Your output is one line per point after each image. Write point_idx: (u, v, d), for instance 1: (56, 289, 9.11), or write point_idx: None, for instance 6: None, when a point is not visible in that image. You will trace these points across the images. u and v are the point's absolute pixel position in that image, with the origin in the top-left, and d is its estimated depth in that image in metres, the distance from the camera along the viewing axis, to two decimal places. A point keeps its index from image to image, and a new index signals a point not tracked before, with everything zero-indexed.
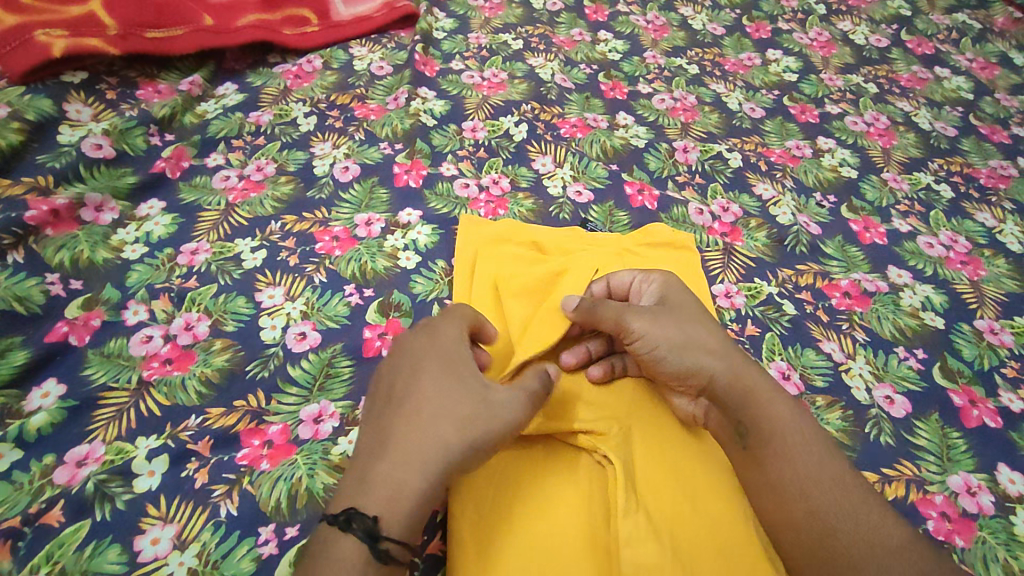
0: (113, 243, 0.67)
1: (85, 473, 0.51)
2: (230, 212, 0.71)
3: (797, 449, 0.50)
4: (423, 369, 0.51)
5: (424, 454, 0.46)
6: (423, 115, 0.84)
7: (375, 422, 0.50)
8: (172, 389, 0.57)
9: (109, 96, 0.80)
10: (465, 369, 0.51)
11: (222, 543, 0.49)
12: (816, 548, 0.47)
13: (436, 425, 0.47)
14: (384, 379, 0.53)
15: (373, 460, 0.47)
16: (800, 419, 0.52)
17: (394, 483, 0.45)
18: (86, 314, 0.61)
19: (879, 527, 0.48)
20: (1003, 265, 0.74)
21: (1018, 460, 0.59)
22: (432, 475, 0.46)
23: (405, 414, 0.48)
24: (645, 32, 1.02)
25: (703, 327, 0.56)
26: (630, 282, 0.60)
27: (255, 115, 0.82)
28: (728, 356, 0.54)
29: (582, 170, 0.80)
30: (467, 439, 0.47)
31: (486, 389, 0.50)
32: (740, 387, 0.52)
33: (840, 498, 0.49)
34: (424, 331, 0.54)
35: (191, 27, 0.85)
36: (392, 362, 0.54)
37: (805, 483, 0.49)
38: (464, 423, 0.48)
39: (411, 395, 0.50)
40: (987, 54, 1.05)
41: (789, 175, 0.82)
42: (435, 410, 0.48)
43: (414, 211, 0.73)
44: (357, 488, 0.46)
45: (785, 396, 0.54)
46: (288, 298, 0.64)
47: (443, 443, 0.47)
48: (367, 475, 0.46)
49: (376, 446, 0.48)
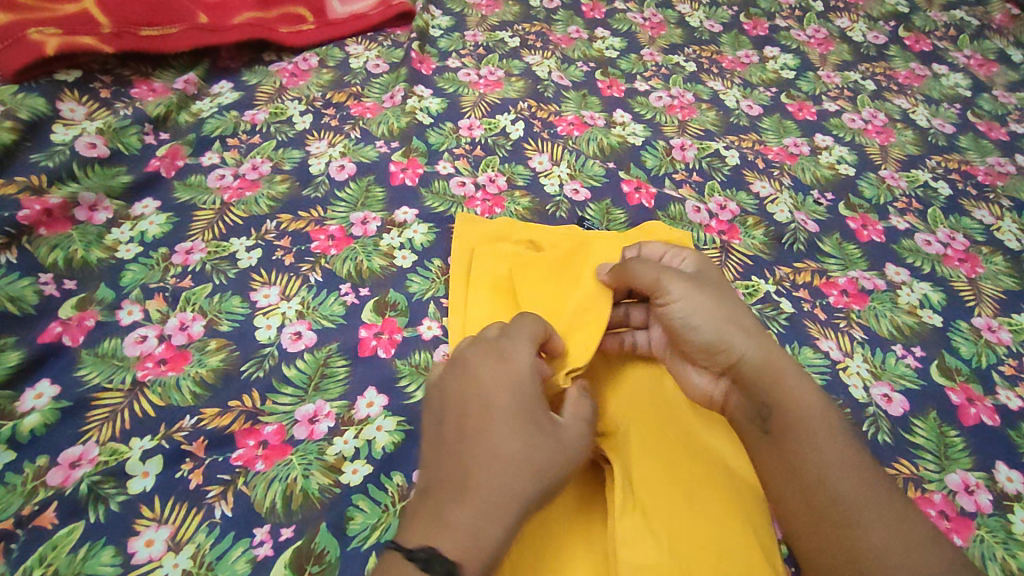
0: (107, 242, 0.66)
1: (78, 474, 0.51)
2: (225, 212, 0.71)
3: (820, 436, 0.49)
4: (497, 401, 0.49)
5: (506, 498, 0.45)
6: (420, 113, 0.84)
7: (444, 455, 0.47)
8: (167, 390, 0.56)
9: (103, 94, 0.79)
10: (540, 408, 0.49)
11: (217, 544, 0.49)
12: (835, 541, 0.46)
13: (515, 466, 0.46)
14: (449, 407, 0.50)
15: (451, 499, 0.45)
16: (824, 408, 0.51)
17: (476, 527, 0.43)
18: (80, 313, 0.60)
19: (901, 520, 0.46)
20: (1001, 263, 0.74)
21: (1016, 458, 0.58)
22: (513, 519, 0.45)
23: (482, 449, 0.46)
24: (642, 29, 1.02)
25: (738, 308, 0.56)
26: (665, 253, 0.62)
27: (250, 113, 0.82)
28: (761, 338, 0.54)
29: (579, 167, 0.80)
30: (546, 484, 0.46)
31: (561, 431, 0.49)
32: (768, 368, 0.52)
33: (861, 488, 0.47)
34: (494, 356, 0.51)
35: (186, 25, 0.85)
36: (456, 388, 0.51)
37: (826, 469, 0.48)
38: (544, 468, 0.47)
39: (487, 430, 0.47)
40: (985, 51, 1.05)
41: (786, 173, 0.81)
42: (517, 452, 0.46)
43: (410, 210, 0.73)
44: (435, 528, 0.43)
45: (813, 384, 0.53)
46: (284, 298, 0.64)
47: (525, 487, 0.45)
48: (445, 514, 0.44)
49: (451, 483, 0.45)
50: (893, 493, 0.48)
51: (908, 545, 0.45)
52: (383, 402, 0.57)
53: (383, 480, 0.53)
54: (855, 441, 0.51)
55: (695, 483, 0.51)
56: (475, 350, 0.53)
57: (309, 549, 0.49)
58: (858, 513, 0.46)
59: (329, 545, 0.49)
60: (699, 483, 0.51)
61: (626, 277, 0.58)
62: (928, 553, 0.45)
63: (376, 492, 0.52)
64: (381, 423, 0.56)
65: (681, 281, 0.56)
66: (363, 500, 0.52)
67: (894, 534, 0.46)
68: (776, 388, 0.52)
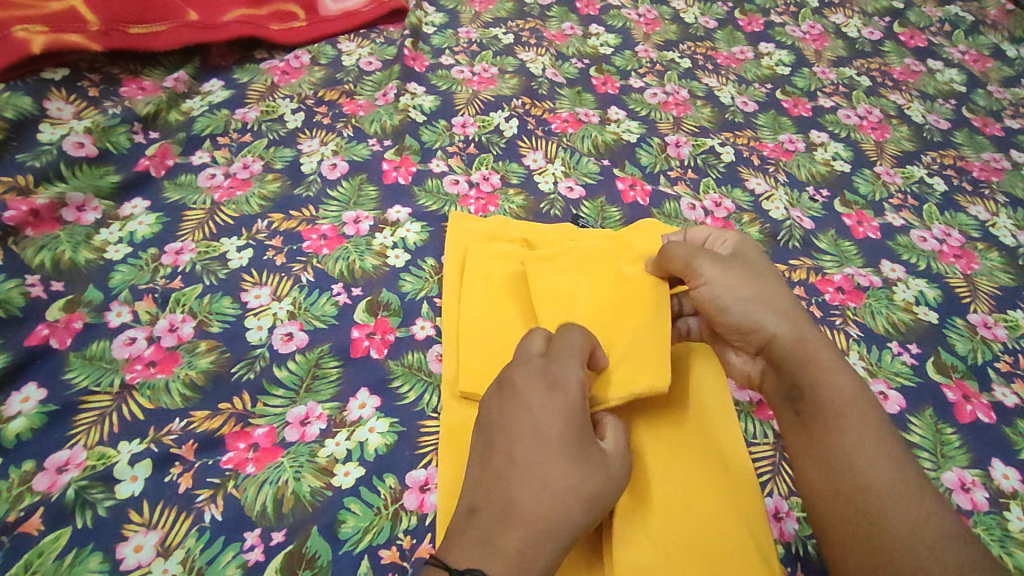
0: (95, 243, 0.65)
1: (65, 479, 0.50)
2: (215, 212, 0.70)
3: (852, 420, 0.49)
4: (547, 423, 0.47)
5: (557, 526, 0.43)
6: (412, 110, 0.83)
7: (492, 478, 0.45)
8: (156, 393, 0.56)
9: (91, 93, 0.78)
10: (589, 434, 0.48)
11: (207, 549, 0.48)
12: (861, 530, 0.45)
13: (566, 495, 0.44)
14: (499, 429, 0.48)
15: (500, 523, 0.43)
16: (860, 394, 0.51)
17: (527, 556, 0.42)
18: (68, 315, 0.59)
19: (931, 515, 0.45)
20: (996, 259, 0.74)
21: (1012, 455, 0.58)
22: (561, 548, 0.44)
23: (532, 475, 0.45)
24: (636, 26, 1.01)
25: (772, 289, 0.57)
26: (709, 235, 0.62)
27: (241, 112, 0.81)
28: (798, 319, 0.55)
29: (573, 165, 0.79)
30: (594, 514, 0.45)
31: (608, 461, 0.48)
32: (801, 349, 0.53)
33: (892, 476, 0.46)
34: (547, 376, 0.49)
35: (176, 23, 0.84)
36: (506, 407, 0.48)
37: (853, 455, 0.48)
38: (593, 498, 0.45)
39: (540, 455, 0.45)
40: (980, 47, 1.04)
41: (781, 170, 0.81)
42: (570, 481, 0.45)
43: (403, 209, 0.72)
44: (484, 553, 0.42)
45: (850, 368, 0.53)
46: (275, 298, 0.63)
47: (575, 517, 0.44)
48: (495, 539, 0.42)
49: (502, 508, 0.44)
50: (927, 485, 0.47)
51: (940, 537, 0.44)
52: (375, 403, 0.57)
53: (375, 482, 0.52)
54: (889, 429, 0.49)
55: (694, 485, 0.52)
56: (524, 367, 0.50)
57: (300, 553, 0.48)
58: (885, 501, 0.45)
59: (321, 549, 0.49)
60: (703, 486, 0.52)
61: (662, 260, 0.59)
62: (962, 546, 0.43)
63: (368, 494, 0.52)
64: (373, 424, 0.55)
65: (714, 263, 0.56)
66: (355, 503, 0.51)
67: (924, 524, 0.44)
68: (809, 369, 0.52)
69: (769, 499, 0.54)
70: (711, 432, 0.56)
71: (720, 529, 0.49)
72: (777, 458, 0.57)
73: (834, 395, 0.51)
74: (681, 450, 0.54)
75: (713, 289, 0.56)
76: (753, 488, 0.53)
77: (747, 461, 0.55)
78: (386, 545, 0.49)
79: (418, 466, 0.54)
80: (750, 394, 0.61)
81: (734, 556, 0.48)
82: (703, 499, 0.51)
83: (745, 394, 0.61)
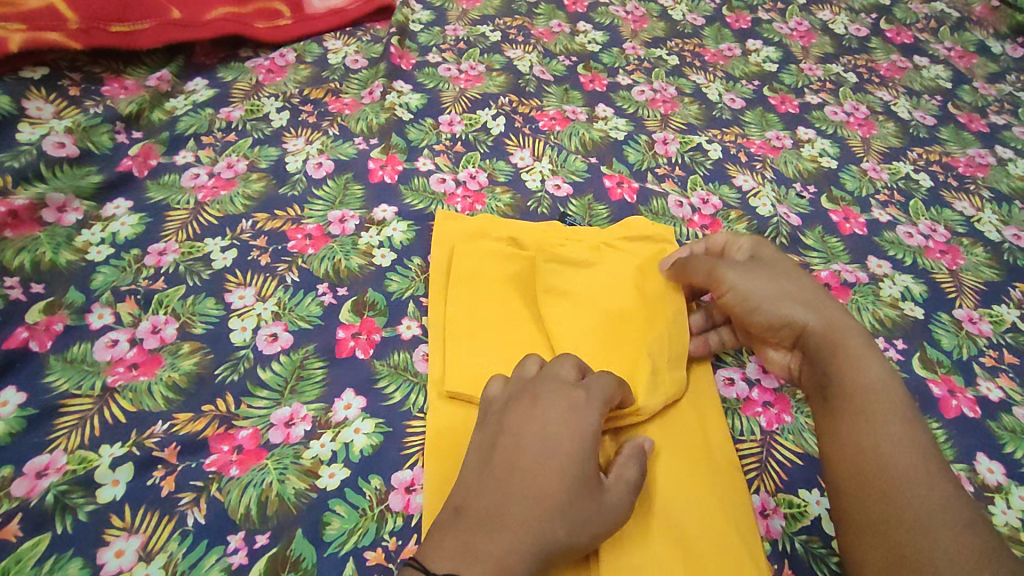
0: (77, 244, 0.64)
1: (44, 484, 0.49)
2: (199, 212, 0.69)
3: (876, 409, 0.50)
4: (553, 442, 0.46)
5: (535, 542, 0.43)
6: (399, 108, 0.83)
7: (485, 483, 0.45)
8: (138, 396, 0.55)
9: (72, 92, 0.77)
10: (593, 462, 0.47)
11: (190, 553, 0.47)
12: (876, 514, 0.45)
13: (551, 516, 0.44)
14: (503, 437, 0.48)
15: (483, 528, 0.43)
16: (889, 381, 0.51)
17: (503, 566, 0.42)
18: (48, 318, 0.59)
19: (949, 504, 0.45)
20: (982, 254, 0.74)
21: (997, 449, 0.58)
22: (536, 567, 0.43)
23: (525, 489, 0.44)
24: (624, 23, 1.01)
25: (797, 285, 0.58)
26: (725, 240, 0.63)
27: (226, 111, 0.80)
28: (829, 309, 0.56)
29: (561, 163, 0.79)
30: (577, 539, 0.45)
31: (604, 494, 0.46)
32: (834, 336, 0.54)
33: (911, 464, 0.47)
34: (568, 395, 0.49)
35: (158, 21, 0.83)
36: (516, 417, 0.48)
37: (877, 440, 0.48)
38: (579, 524, 0.45)
39: (538, 466, 0.45)
40: (965, 43, 1.05)
41: (768, 167, 0.81)
42: (561, 498, 0.44)
43: (390, 208, 0.72)
44: (461, 558, 0.42)
45: (882, 357, 0.54)
46: (259, 299, 0.63)
47: (557, 538, 0.44)
48: (476, 545, 0.42)
49: (487, 515, 0.43)
50: (945, 474, 0.47)
51: (955, 525, 0.43)
52: (361, 403, 0.56)
53: (361, 483, 0.52)
54: (913, 419, 0.49)
55: (685, 486, 0.51)
56: (550, 382, 0.50)
57: (284, 556, 0.48)
58: (902, 487, 0.46)
59: (305, 552, 0.48)
60: (694, 489, 0.51)
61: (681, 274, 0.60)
62: (976, 536, 0.43)
63: (353, 495, 0.51)
64: (359, 425, 0.55)
65: (735, 270, 0.58)
66: (340, 505, 0.51)
67: (938, 510, 0.44)
68: (841, 357, 0.53)
69: (756, 496, 0.54)
70: (705, 437, 0.56)
71: (712, 533, 0.49)
72: (764, 454, 0.57)
73: (864, 383, 0.51)
74: (671, 452, 0.54)
75: (740, 294, 0.57)
76: (740, 487, 0.53)
77: (736, 460, 0.55)
78: (372, 547, 0.49)
79: (403, 466, 0.53)
80: (737, 391, 0.61)
81: (721, 558, 0.48)
82: (692, 502, 0.51)
83: (732, 392, 0.61)
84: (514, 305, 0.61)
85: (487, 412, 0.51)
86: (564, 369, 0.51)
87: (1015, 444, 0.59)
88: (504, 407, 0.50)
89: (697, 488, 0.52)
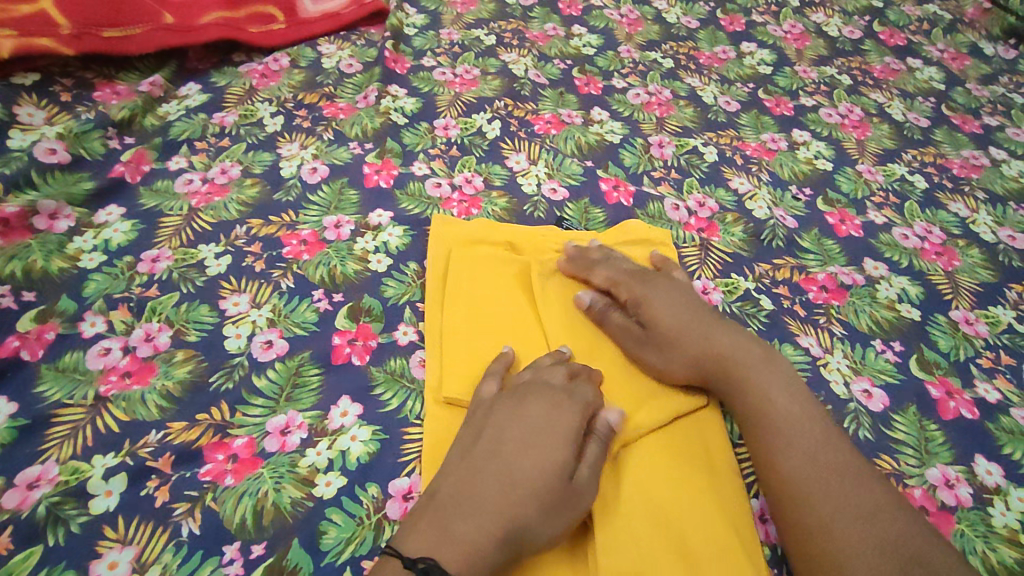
0: (69, 252, 0.64)
1: (36, 495, 0.48)
2: (193, 217, 0.69)
3: (778, 431, 0.52)
4: (531, 439, 0.49)
5: (510, 524, 0.44)
6: (394, 113, 0.82)
7: (465, 470, 0.47)
8: (132, 405, 0.54)
9: (63, 98, 0.77)
10: (569, 458, 0.48)
11: (185, 563, 0.47)
12: (786, 522, 0.49)
13: (524, 502, 0.45)
14: (487, 428, 0.50)
15: (459, 511, 0.44)
16: (788, 401, 0.53)
17: (476, 547, 0.43)
18: (39, 326, 0.58)
19: (855, 494, 0.48)
20: (977, 255, 0.74)
21: (995, 451, 0.58)
22: (509, 551, 0.44)
23: (501, 477, 0.46)
24: (619, 26, 1.01)
25: (684, 333, 0.57)
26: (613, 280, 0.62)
27: (219, 116, 0.79)
28: (717, 339, 0.57)
29: (556, 167, 0.79)
30: (548, 530, 0.46)
31: (576, 485, 0.48)
32: (723, 369, 0.55)
33: (812, 473, 0.49)
34: (552, 398, 0.51)
35: (150, 25, 0.82)
36: (500, 413, 0.51)
37: (784, 448, 0.51)
38: (552, 514, 0.46)
39: (516, 457, 0.48)
40: (958, 45, 1.05)
41: (764, 169, 0.81)
42: (537, 485, 0.46)
43: (385, 212, 0.71)
44: (439, 539, 0.43)
45: (782, 379, 0.55)
46: (254, 305, 0.62)
47: (528, 524, 0.45)
48: (451, 524, 0.44)
49: (462, 496, 0.45)
50: (858, 469, 0.50)
51: (864, 515, 0.47)
52: (357, 410, 0.56)
53: (358, 492, 0.51)
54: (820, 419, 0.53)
55: (677, 488, 0.51)
56: (538, 386, 0.52)
57: (281, 566, 0.47)
58: (801, 492, 0.49)
59: (302, 562, 0.48)
60: (687, 493, 0.51)
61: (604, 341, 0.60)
62: (887, 520, 0.47)
63: (350, 504, 0.51)
64: (355, 432, 0.54)
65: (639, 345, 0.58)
66: (337, 513, 0.50)
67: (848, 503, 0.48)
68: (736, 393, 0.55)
69: (755, 501, 0.54)
70: (705, 442, 0.55)
71: (708, 535, 0.49)
72: None
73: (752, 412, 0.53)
74: (673, 454, 0.53)
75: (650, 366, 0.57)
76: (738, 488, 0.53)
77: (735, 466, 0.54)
78: (369, 555, 0.49)
79: (401, 474, 0.53)
80: None
81: (719, 563, 0.48)
82: (687, 504, 0.50)
83: None
84: (515, 310, 0.62)
85: (475, 409, 0.53)
86: (553, 374, 0.54)
87: (1014, 445, 0.59)
88: (490, 406, 0.52)
89: (693, 491, 0.51)
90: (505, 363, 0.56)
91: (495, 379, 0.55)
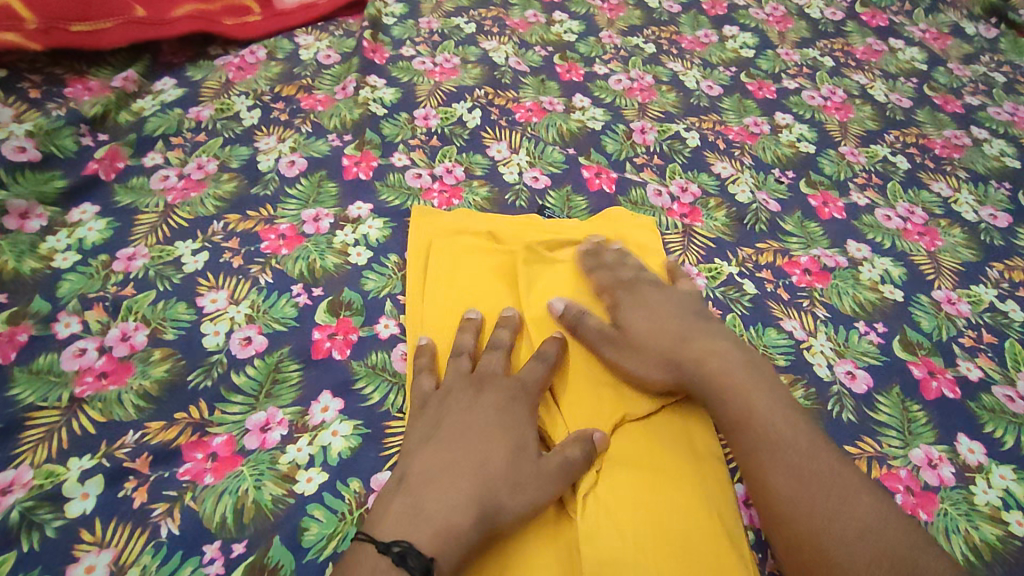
0: (42, 252, 0.62)
1: (10, 500, 0.48)
2: (169, 214, 0.68)
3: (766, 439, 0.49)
4: (487, 425, 0.50)
5: (479, 504, 0.46)
6: (373, 104, 0.81)
7: (429, 456, 0.48)
8: (108, 406, 0.53)
9: (33, 95, 0.75)
10: (529, 445, 0.50)
11: (164, 564, 0.46)
12: (781, 534, 0.47)
13: (489, 483, 0.47)
14: (445, 418, 0.51)
15: (428, 495, 0.46)
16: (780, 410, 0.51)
17: (449, 528, 0.44)
18: (12, 329, 0.57)
19: (849, 504, 0.46)
20: (959, 235, 0.74)
21: (977, 430, 0.59)
22: (481, 531, 0.45)
23: (463, 461, 0.48)
24: (600, 12, 1.00)
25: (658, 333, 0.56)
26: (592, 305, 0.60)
27: (195, 111, 0.78)
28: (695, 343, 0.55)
29: (538, 155, 0.78)
30: (520, 509, 0.47)
31: (541, 462, 0.49)
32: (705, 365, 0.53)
33: (802, 485, 0.47)
34: (504, 388, 0.53)
35: (121, 18, 0.80)
36: (456, 402, 0.52)
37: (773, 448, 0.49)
38: (520, 491, 0.47)
39: (477, 442, 0.49)
40: (940, 25, 1.05)
41: (747, 153, 0.80)
42: (500, 467, 0.48)
43: (365, 205, 0.70)
44: (410, 521, 0.44)
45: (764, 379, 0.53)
46: (232, 302, 0.61)
47: (499, 503, 0.46)
48: (422, 507, 0.45)
49: (431, 477, 0.47)
50: (847, 480, 0.47)
51: (854, 532, 0.45)
52: (338, 405, 0.55)
53: (340, 487, 0.51)
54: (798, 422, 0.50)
55: (652, 472, 0.51)
56: (489, 378, 0.54)
57: (262, 564, 0.47)
58: (788, 505, 0.47)
59: (283, 559, 0.47)
60: (664, 475, 0.51)
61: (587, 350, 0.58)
62: (877, 530, 0.45)
63: (332, 499, 0.50)
64: (337, 427, 0.54)
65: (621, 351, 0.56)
66: (318, 509, 0.50)
67: (836, 516, 0.45)
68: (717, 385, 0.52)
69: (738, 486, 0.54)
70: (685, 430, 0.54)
71: (687, 514, 0.49)
72: None
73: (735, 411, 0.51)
74: (653, 440, 0.53)
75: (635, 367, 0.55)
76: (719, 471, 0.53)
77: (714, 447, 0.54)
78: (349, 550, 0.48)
79: (382, 468, 0.52)
80: None
81: (700, 541, 0.48)
82: (665, 486, 0.50)
83: None
84: (478, 303, 0.61)
85: (427, 402, 0.53)
86: (496, 365, 0.55)
87: (995, 423, 0.59)
88: (444, 395, 0.53)
89: (672, 474, 0.51)
90: (428, 355, 0.56)
91: (430, 374, 0.55)
